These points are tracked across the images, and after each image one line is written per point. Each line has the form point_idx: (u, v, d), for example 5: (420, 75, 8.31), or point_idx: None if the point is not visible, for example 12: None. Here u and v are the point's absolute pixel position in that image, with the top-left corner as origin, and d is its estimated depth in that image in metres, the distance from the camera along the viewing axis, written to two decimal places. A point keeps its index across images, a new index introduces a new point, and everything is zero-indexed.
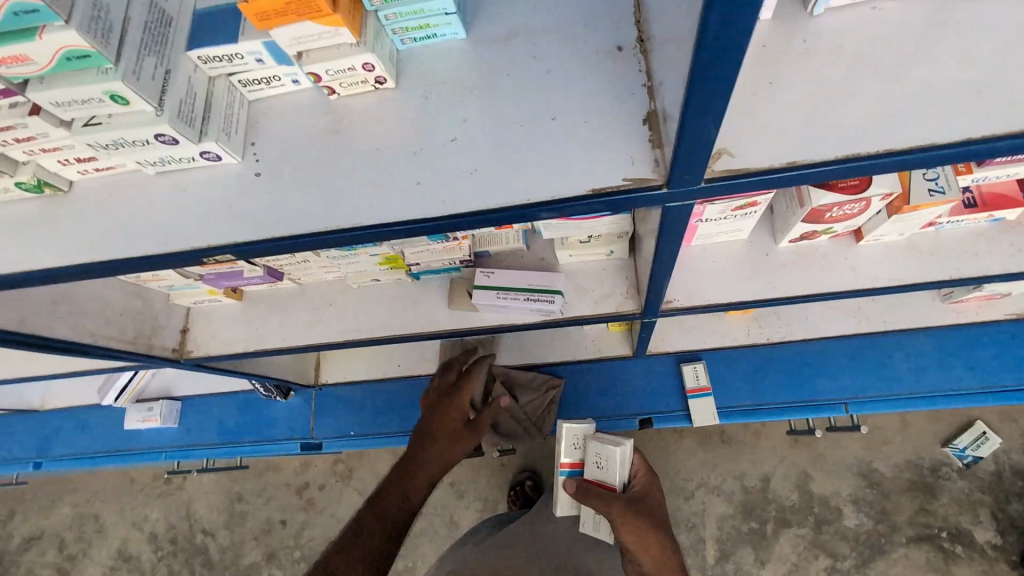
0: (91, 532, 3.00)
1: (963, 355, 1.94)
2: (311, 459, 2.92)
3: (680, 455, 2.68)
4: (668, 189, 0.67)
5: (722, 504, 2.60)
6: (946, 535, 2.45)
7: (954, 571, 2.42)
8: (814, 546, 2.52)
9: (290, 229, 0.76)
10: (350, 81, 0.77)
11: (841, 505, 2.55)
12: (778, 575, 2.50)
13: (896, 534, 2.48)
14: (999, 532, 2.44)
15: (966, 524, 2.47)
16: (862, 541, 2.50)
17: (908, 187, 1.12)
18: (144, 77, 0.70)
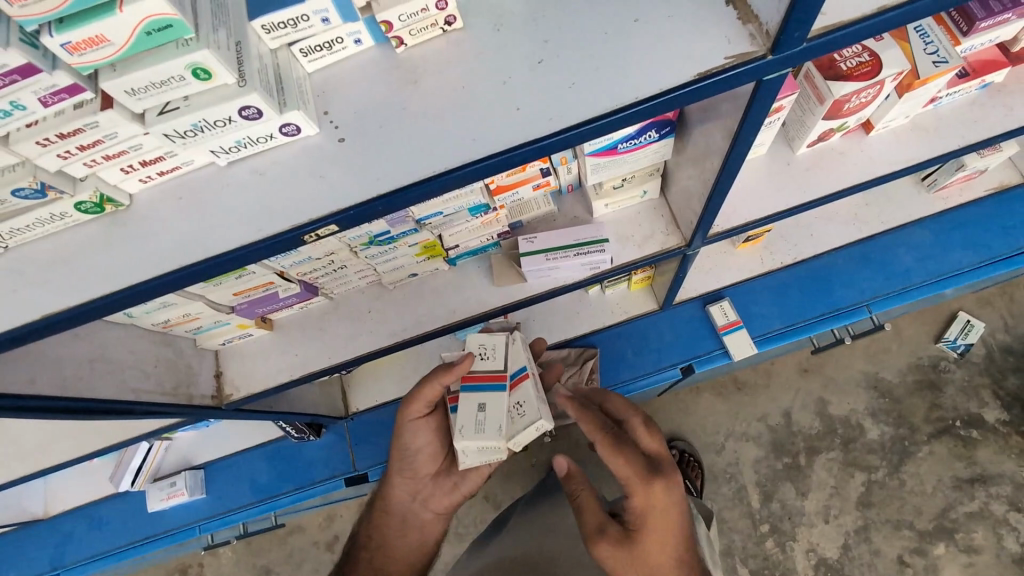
0: None
1: (958, 237, 2.09)
2: (336, 511, 2.77)
3: (701, 412, 2.63)
4: (772, 56, 0.69)
5: (754, 448, 2.56)
6: (960, 423, 2.47)
7: (977, 455, 2.43)
8: (847, 464, 2.50)
9: (396, 184, 0.74)
10: (420, 26, 0.76)
11: (861, 421, 2.53)
12: (821, 503, 2.47)
13: (916, 434, 2.49)
14: (1004, 409, 2.48)
15: (975, 409, 2.49)
16: (890, 449, 2.49)
17: (915, 63, 1.20)
18: (222, 48, 0.66)
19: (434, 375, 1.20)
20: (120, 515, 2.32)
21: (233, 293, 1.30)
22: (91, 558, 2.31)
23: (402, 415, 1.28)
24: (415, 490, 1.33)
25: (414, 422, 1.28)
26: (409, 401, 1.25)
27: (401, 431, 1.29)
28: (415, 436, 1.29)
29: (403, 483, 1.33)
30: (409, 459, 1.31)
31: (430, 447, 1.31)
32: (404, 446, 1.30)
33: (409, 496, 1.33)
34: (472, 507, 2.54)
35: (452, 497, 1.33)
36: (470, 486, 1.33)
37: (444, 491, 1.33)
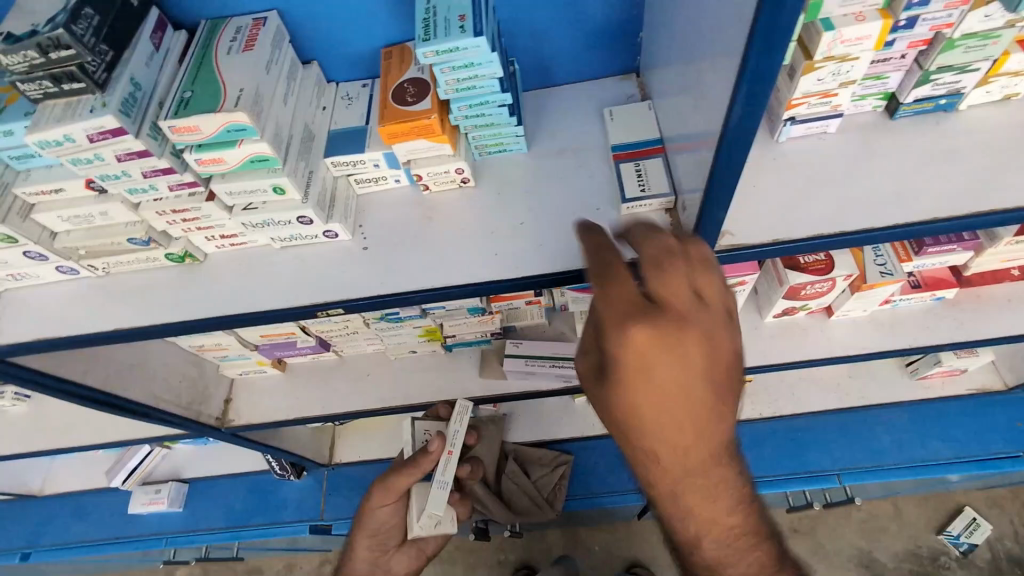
0: None
1: (937, 428, 2.15)
2: (300, 559, 2.81)
3: None
4: None
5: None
6: None
7: None
8: None
9: (396, 290, 0.98)
10: (443, 180, 1.04)
11: None
12: None
13: None
14: None
15: None
16: None
17: (863, 269, 1.41)
18: (298, 175, 0.94)
19: (402, 471, 1.35)
20: (102, 510, 2.47)
21: (260, 333, 1.54)
22: (63, 545, 2.44)
23: (374, 498, 1.41)
24: (380, 553, 1.51)
25: (384, 503, 1.41)
26: (383, 486, 1.38)
27: (372, 509, 1.43)
28: (386, 513, 1.44)
29: (369, 548, 1.49)
30: (377, 531, 1.48)
31: (398, 521, 1.49)
32: (372, 520, 1.45)
33: (375, 557, 1.51)
34: None
35: (414, 560, 1.57)
36: (431, 548, 1.59)
37: (408, 555, 1.56)
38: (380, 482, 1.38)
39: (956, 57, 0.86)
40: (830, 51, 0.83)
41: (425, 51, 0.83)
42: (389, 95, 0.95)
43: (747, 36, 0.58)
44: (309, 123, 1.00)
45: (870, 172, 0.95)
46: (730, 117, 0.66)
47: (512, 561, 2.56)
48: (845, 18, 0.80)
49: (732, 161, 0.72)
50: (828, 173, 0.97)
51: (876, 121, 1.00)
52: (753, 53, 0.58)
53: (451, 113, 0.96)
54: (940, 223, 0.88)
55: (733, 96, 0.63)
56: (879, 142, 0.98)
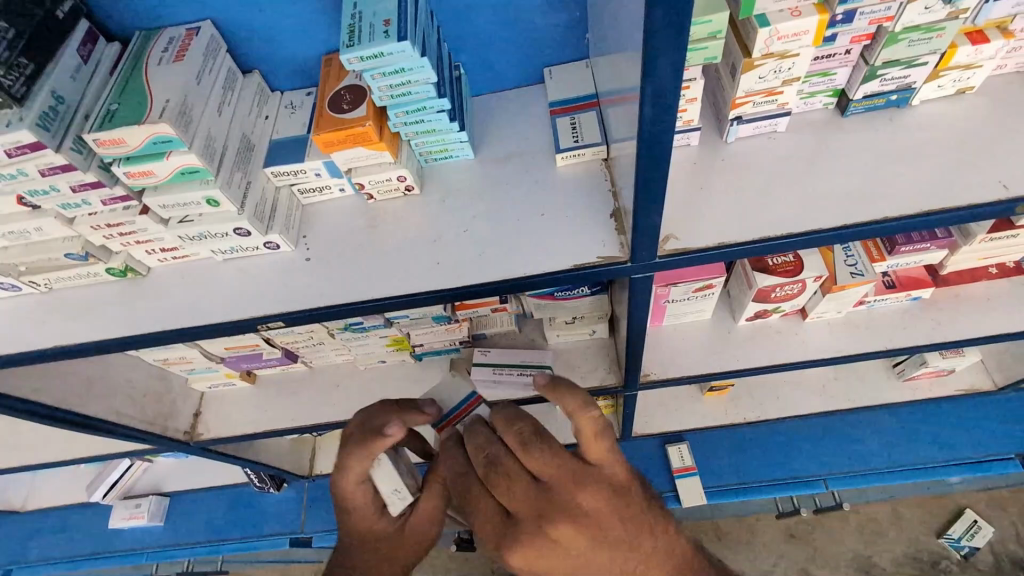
0: None
1: (926, 430, 2.11)
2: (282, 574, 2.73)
3: None
4: (631, 263, 0.89)
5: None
6: None
7: None
8: None
9: (335, 301, 0.96)
10: (386, 188, 1.02)
11: None
12: None
13: None
14: None
15: None
16: None
17: (833, 270, 1.38)
18: (233, 186, 0.92)
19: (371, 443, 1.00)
20: (84, 525, 2.45)
21: (224, 346, 1.53)
22: (45, 561, 2.43)
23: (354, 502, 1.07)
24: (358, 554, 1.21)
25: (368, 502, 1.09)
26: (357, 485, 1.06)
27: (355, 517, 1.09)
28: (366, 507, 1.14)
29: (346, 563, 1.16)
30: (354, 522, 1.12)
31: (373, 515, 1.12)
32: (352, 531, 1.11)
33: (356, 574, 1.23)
34: None
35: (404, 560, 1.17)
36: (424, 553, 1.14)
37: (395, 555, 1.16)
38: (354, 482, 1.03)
39: (901, 51, 0.83)
40: (769, 48, 0.80)
41: (349, 58, 0.80)
42: (325, 103, 0.93)
43: (645, 37, 0.56)
44: (248, 133, 0.98)
45: (820, 171, 0.93)
46: (642, 120, 0.64)
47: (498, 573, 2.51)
48: (780, 13, 0.77)
49: (657, 164, 0.70)
50: (776, 172, 0.94)
51: (826, 119, 0.97)
52: (652, 54, 0.57)
53: (389, 120, 0.94)
54: (885, 224, 0.86)
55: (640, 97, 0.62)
56: (830, 139, 0.95)
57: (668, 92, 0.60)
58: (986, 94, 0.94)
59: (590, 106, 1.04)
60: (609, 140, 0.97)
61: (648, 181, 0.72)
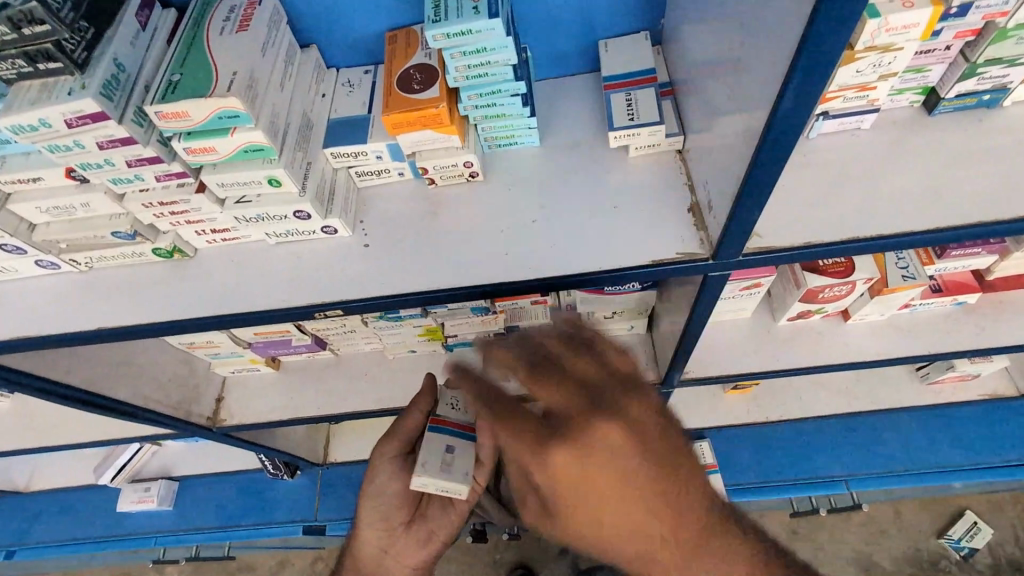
0: None
1: (944, 434, 2.12)
2: (288, 562, 2.69)
3: None
4: (714, 261, 0.85)
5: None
6: None
7: None
8: None
9: (398, 290, 0.92)
10: (449, 174, 0.97)
11: None
12: None
13: None
14: None
15: None
16: None
17: (885, 272, 1.35)
18: (295, 166, 0.87)
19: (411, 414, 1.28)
20: (91, 507, 2.41)
21: (254, 331, 1.49)
22: (49, 543, 2.38)
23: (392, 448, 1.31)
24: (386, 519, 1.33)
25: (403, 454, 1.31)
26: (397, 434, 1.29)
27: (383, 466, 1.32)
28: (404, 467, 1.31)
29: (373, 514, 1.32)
30: (384, 496, 1.32)
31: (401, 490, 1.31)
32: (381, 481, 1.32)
33: (381, 533, 1.33)
34: None
35: (423, 549, 1.33)
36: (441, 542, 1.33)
37: (418, 541, 1.32)
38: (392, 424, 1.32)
39: (1008, 48, 0.80)
40: (875, 40, 0.76)
41: (434, 34, 0.75)
42: (394, 82, 0.89)
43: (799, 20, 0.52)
44: (307, 110, 0.94)
45: (910, 171, 0.89)
46: (775, 110, 0.61)
47: (508, 561, 2.52)
48: (892, 4, 0.74)
49: (773, 156, 0.66)
50: (863, 170, 0.91)
51: (912, 117, 0.93)
52: (809, 38, 0.53)
53: (461, 103, 0.89)
54: (979, 228, 0.82)
55: (783, 84, 0.58)
56: (917, 138, 0.92)
57: (813, 80, 0.57)
58: None
59: (647, 82, 0.98)
60: (688, 131, 0.93)
61: (759, 175, 0.69)
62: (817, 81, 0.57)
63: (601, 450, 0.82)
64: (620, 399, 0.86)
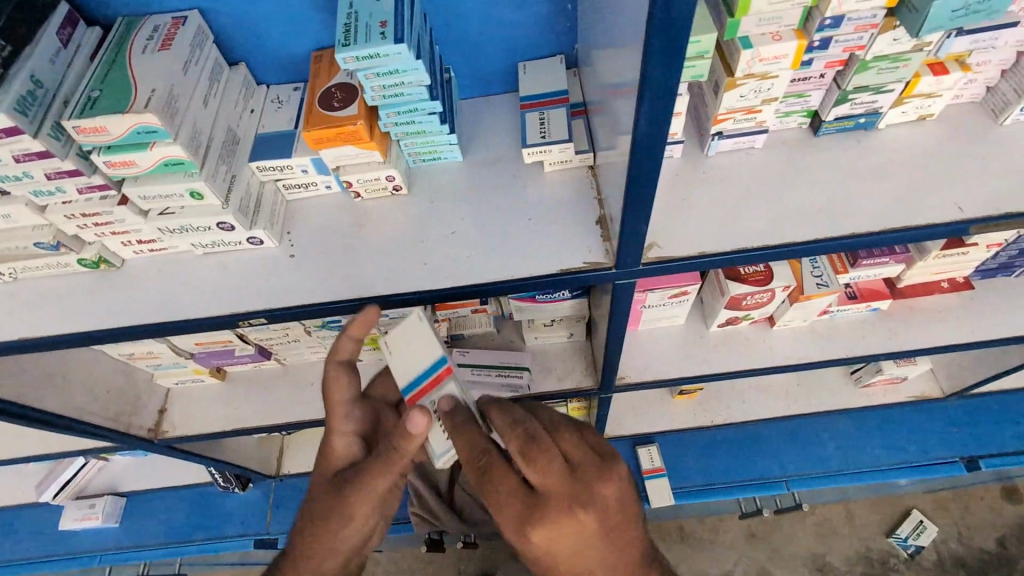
0: None
1: (877, 434, 2.22)
2: None
3: None
4: (615, 269, 0.92)
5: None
6: None
7: None
8: None
9: (320, 298, 0.96)
10: (374, 187, 1.02)
11: None
12: None
13: None
14: None
15: None
16: None
17: (800, 280, 1.44)
18: (218, 180, 0.90)
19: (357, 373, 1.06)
20: (34, 526, 2.34)
21: (195, 341, 1.49)
22: None
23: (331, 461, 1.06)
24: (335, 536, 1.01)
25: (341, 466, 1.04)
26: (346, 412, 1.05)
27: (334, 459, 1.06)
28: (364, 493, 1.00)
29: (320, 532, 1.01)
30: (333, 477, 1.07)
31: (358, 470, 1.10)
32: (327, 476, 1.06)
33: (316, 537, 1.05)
34: None
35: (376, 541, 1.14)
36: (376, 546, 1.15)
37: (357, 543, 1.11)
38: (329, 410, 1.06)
39: (870, 77, 0.89)
40: (750, 69, 0.84)
41: (344, 57, 0.80)
42: (315, 100, 0.93)
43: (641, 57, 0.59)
44: (233, 125, 0.97)
45: (794, 186, 0.98)
46: (637, 133, 0.67)
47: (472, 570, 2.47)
48: (762, 37, 0.82)
49: (646, 175, 0.73)
50: (754, 186, 0.99)
51: (800, 138, 1.02)
52: (649, 71, 0.59)
53: (380, 120, 0.94)
54: (849, 240, 0.91)
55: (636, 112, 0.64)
56: (804, 157, 1.01)
57: (660, 108, 0.63)
58: (944, 120, 1.01)
59: (560, 102, 1.04)
60: (597, 148, 1.00)
61: (638, 192, 0.75)
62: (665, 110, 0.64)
63: (563, 522, 0.92)
64: (581, 477, 0.92)
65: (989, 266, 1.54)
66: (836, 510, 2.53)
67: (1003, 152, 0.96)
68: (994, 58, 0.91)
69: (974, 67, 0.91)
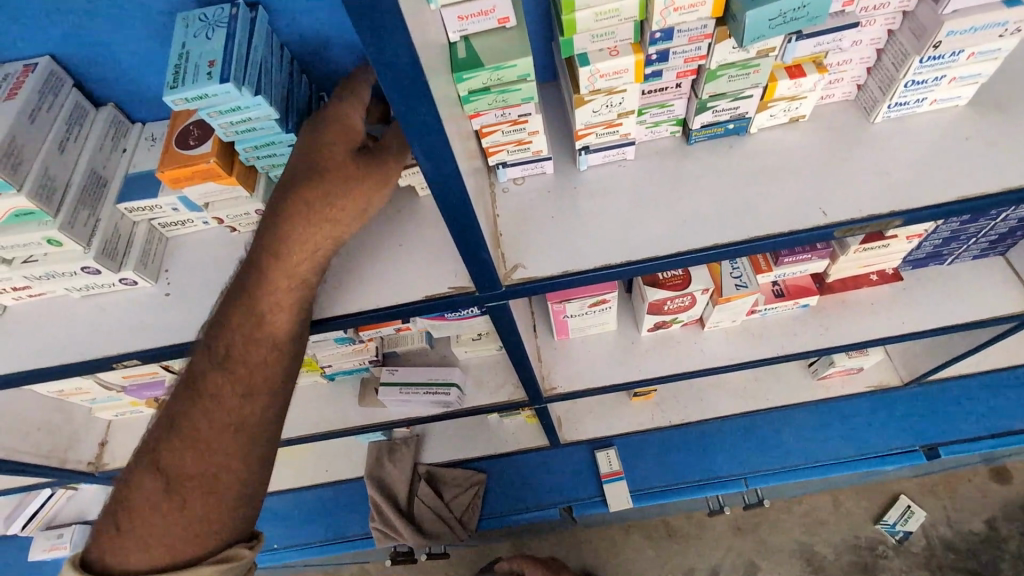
0: None
1: (838, 427, 2.19)
2: None
3: (628, 555, 2.48)
4: (478, 294, 0.92)
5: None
6: None
7: None
8: None
9: (191, 337, 0.95)
10: (246, 222, 1.02)
11: None
12: None
13: None
14: None
15: None
16: None
17: (718, 282, 1.42)
18: (78, 225, 0.90)
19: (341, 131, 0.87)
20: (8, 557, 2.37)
21: (121, 375, 1.49)
22: None
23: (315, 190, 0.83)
24: (241, 417, 0.93)
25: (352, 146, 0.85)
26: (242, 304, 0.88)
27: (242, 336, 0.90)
28: (290, 296, 0.89)
29: (208, 423, 0.92)
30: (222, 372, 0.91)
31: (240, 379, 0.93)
32: (235, 358, 0.91)
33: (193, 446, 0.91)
34: None
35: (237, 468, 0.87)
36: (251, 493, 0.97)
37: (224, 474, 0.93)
38: (278, 215, 0.84)
39: (724, 85, 0.88)
40: (594, 85, 0.83)
41: (173, 100, 0.79)
42: (172, 138, 0.93)
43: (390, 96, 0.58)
44: (98, 168, 0.97)
45: (661, 196, 0.96)
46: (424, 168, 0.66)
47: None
48: (600, 53, 0.81)
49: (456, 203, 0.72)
50: (623, 198, 0.97)
51: (673, 146, 1.00)
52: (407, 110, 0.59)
53: (239, 154, 0.93)
54: (711, 252, 0.89)
55: (412, 150, 0.65)
56: (674, 165, 0.99)
57: (435, 144, 0.64)
58: (817, 120, 0.99)
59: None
60: None
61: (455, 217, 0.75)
62: (442, 145, 0.65)
63: None
64: None
65: (917, 256, 1.51)
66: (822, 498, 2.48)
67: (872, 150, 0.94)
68: (852, 57, 0.90)
69: (830, 66, 0.91)
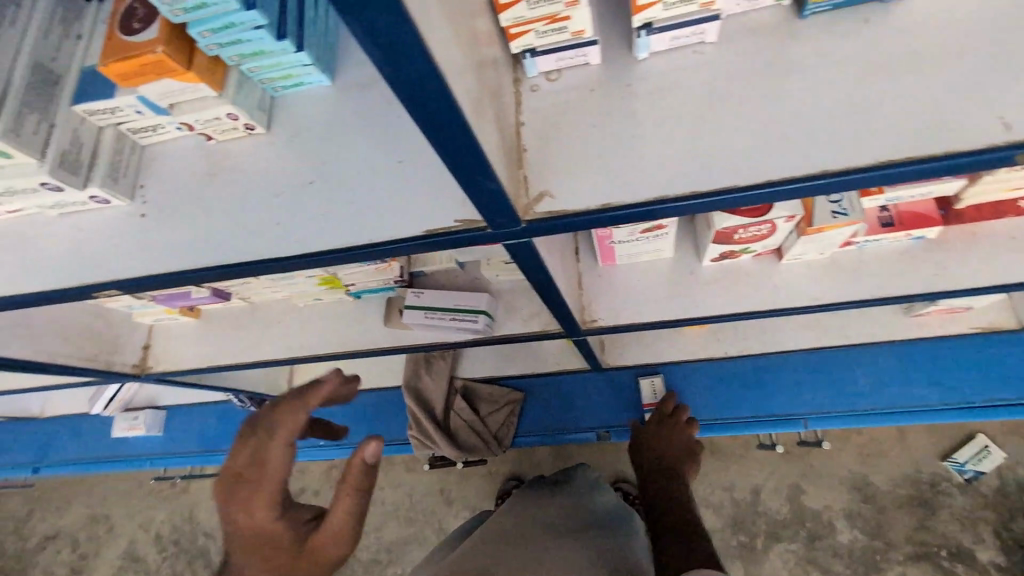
0: (102, 533, 3.16)
1: (924, 369, 1.92)
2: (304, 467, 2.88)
3: None
4: (490, 230, 0.72)
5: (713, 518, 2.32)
6: (945, 554, 2.13)
7: None
8: (805, 561, 2.22)
9: (160, 267, 0.83)
10: (222, 128, 0.84)
11: (833, 520, 2.24)
12: None
13: (891, 551, 2.17)
14: (1002, 551, 2.11)
15: (968, 543, 2.14)
16: (857, 558, 2.19)
17: (810, 209, 1.15)
18: (26, 133, 0.77)
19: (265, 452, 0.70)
20: (95, 432, 2.63)
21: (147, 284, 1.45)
22: (65, 462, 2.61)
23: (252, 533, 0.68)
24: None
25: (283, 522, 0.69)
26: None
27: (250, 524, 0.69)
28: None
29: None
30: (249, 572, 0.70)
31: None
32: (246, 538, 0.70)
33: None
34: (426, 498, 2.67)
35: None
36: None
37: None
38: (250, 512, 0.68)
39: None
40: None
41: None
42: (116, 21, 0.74)
43: None
44: (47, 60, 0.81)
45: (746, 100, 0.69)
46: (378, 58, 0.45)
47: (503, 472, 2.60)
48: None
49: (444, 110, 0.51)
50: (691, 104, 0.71)
51: (775, 23, 0.72)
52: None
53: (196, 42, 0.74)
54: (799, 185, 0.63)
55: (365, 37, 0.44)
56: (773, 51, 0.70)
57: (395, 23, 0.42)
58: None
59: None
60: None
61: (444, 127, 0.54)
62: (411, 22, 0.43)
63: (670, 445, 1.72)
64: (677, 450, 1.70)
65: None
66: (886, 432, 2.27)
67: None
68: None
69: None
